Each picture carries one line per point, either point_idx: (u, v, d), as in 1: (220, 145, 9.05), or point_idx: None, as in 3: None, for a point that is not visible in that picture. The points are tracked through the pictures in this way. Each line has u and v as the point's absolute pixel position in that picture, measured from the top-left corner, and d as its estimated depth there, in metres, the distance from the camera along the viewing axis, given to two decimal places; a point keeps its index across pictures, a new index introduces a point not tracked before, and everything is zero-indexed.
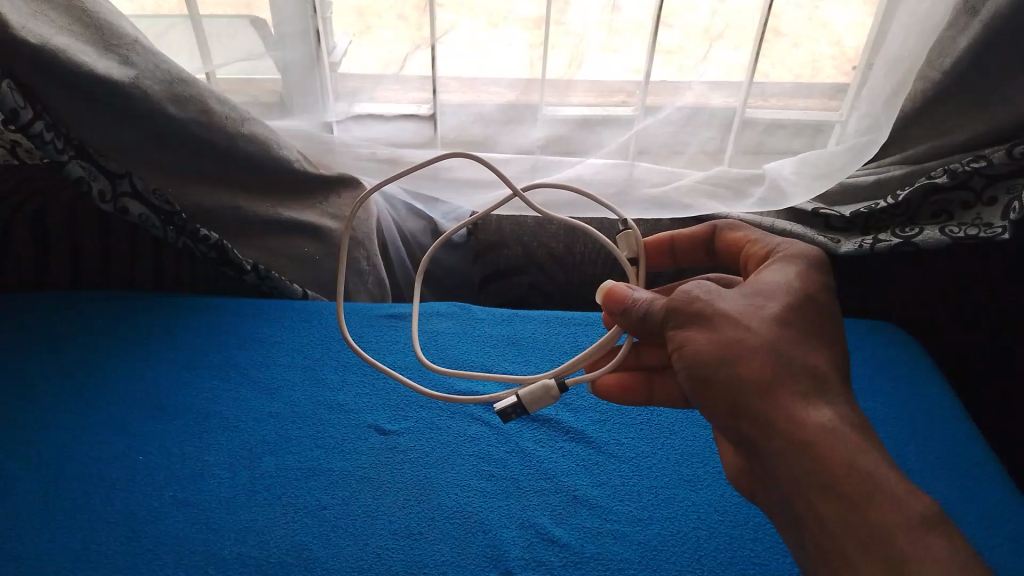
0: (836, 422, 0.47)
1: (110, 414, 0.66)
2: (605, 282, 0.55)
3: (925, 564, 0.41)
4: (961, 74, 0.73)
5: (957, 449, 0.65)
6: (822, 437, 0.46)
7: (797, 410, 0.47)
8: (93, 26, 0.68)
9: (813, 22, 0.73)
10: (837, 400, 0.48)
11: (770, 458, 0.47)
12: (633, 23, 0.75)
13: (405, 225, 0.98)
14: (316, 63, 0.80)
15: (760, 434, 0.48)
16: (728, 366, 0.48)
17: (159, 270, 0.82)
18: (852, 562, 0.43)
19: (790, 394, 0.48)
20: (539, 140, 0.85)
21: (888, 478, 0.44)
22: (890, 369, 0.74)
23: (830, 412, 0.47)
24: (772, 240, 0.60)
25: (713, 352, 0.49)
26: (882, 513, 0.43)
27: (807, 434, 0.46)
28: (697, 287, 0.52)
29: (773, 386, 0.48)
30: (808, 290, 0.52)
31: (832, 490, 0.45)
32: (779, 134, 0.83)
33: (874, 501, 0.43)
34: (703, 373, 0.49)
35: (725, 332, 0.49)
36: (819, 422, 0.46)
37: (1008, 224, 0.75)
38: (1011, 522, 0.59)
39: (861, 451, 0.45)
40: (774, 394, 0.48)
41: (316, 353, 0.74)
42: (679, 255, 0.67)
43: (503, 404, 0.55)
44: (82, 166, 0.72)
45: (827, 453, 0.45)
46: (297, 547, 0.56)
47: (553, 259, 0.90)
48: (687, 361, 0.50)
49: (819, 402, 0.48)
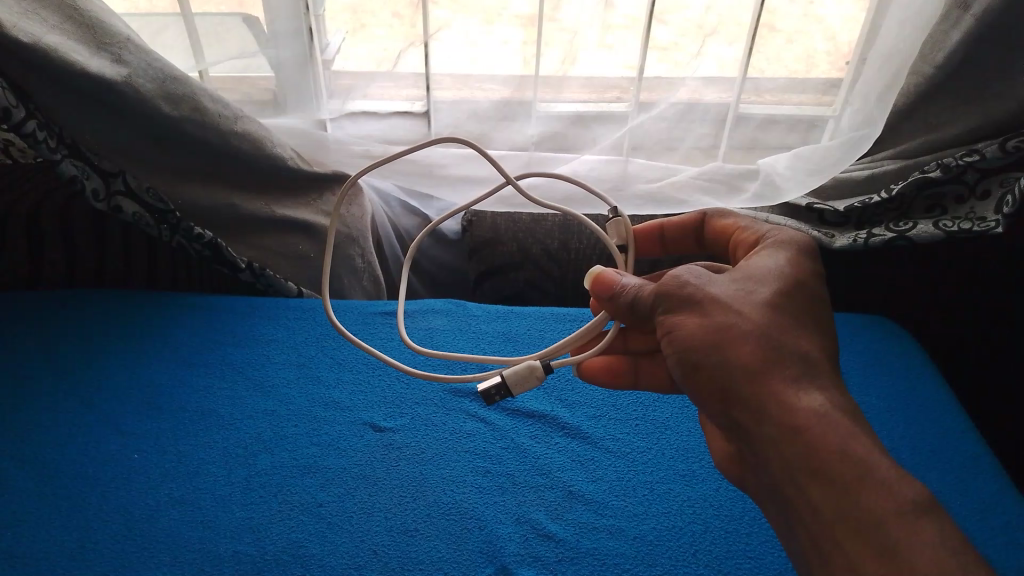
0: (827, 408, 0.46)
1: (105, 414, 0.66)
2: (596, 268, 0.56)
3: (915, 550, 0.41)
4: (952, 68, 0.74)
5: (953, 443, 0.66)
6: (813, 421, 0.46)
7: (789, 395, 0.47)
8: (84, 24, 0.68)
9: (807, 18, 0.74)
10: (828, 386, 0.48)
11: (763, 447, 0.48)
12: (628, 20, 0.75)
13: (399, 222, 0.98)
14: (309, 61, 0.80)
15: (752, 420, 0.48)
16: (719, 353, 0.49)
17: (153, 268, 0.82)
18: (844, 549, 0.43)
19: (782, 379, 0.48)
20: (534, 137, 0.85)
21: (878, 462, 0.44)
22: (884, 362, 0.75)
23: (821, 397, 0.47)
24: (762, 227, 0.60)
25: (705, 336, 0.49)
26: (874, 497, 0.43)
27: (797, 419, 0.46)
28: (688, 273, 0.52)
29: (763, 373, 0.48)
30: (800, 277, 0.52)
31: (824, 475, 0.45)
32: (774, 130, 0.83)
33: (865, 485, 0.43)
34: (694, 359, 0.50)
35: (714, 317, 0.49)
36: (811, 407, 0.46)
37: (1002, 219, 0.75)
38: (1007, 514, 0.59)
39: (852, 435, 0.45)
40: (765, 379, 0.48)
41: (311, 351, 0.74)
42: (669, 245, 0.68)
43: (487, 386, 0.55)
44: (75, 164, 0.71)
45: (817, 438, 0.45)
46: (293, 545, 0.56)
47: (547, 256, 0.90)
48: (678, 348, 0.50)
49: (811, 387, 0.48)
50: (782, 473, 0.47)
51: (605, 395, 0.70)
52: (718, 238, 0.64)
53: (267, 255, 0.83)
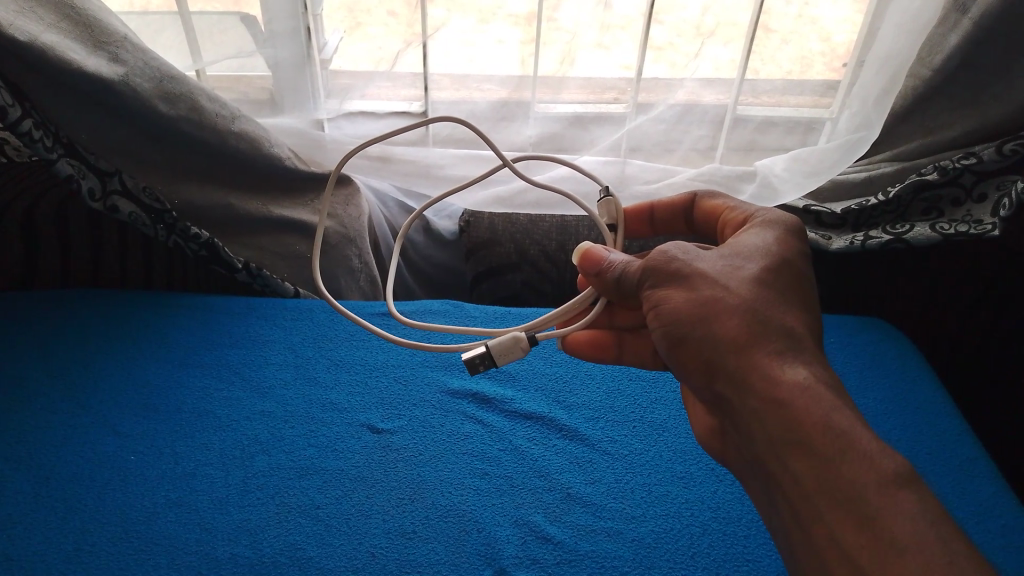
0: (811, 381, 0.47)
1: (101, 416, 0.66)
2: (584, 242, 0.55)
3: (898, 525, 0.41)
4: (950, 71, 0.74)
5: (949, 445, 0.66)
6: (797, 395, 0.46)
7: (772, 368, 0.47)
8: (81, 22, 0.67)
9: (802, 19, 0.74)
10: (812, 360, 0.48)
11: (750, 426, 0.48)
12: (624, 20, 0.75)
13: (396, 221, 0.98)
14: (305, 61, 0.80)
15: (737, 394, 0.48)
16: (705, 325, 0.49)
17: (150, 268, 0.82)
18: (826, 522, 0.43)
19: (766, 353, 0.48)
20: (532, 138, 0.86)
21: (861, 435, 0.44)
22: (881, 364, 0.75)
23: (805, 371, 0.47)
24: (751, 207, 0.60)
25: (690, 309, 0.49)
26: (857, 469, 0.43)
27: (781, 392, 0.46)
28: (674, 248, 0.53)
29: (749, 346, 0.48)
30: (787, 254, 0.52)
31: (805, 446, 0.45)
32: (772, 132, 0.84)
33: (846, 458, 0.43)
34: (680, 332, 0.50)
35: (702, 291, 0.50)
36: (795, 381, 0.46)
37: (999, 221, 0.75)
38: (1002, 516, 0.59)
39: (836, 408, 0.45)
40: (750, 352, 0.48)
41: (308, 352, 0.74)
42: (658, 224, 0.68)
43: (471, 354, 0.55)
44: (70, 164, 0.70)
45: (802, 411, 0.45)
46: (291, 547, 0.55)
47: (544, 257, 0.90)
48: (664, 321, 0.50)
49: (796, 361, 0.48)
50: (765, 445, 0.47)
51: (603, 396, 0.70)
52: (707, 220, 0.64)
53: (263, 255, 0.83)
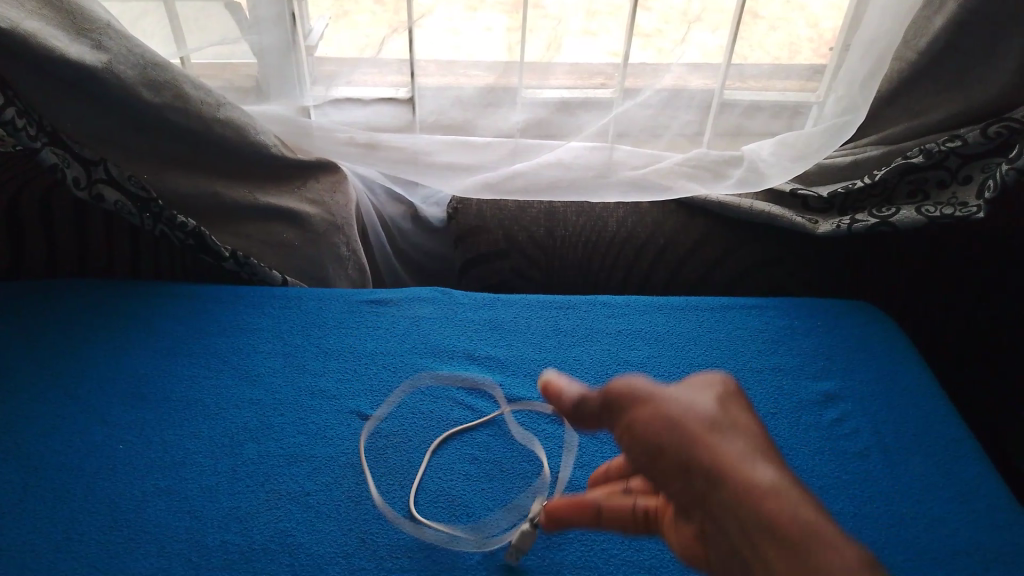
0: (779, 479, 0.38)
1: (90, 405, 0.65)
2: (544, 374, 0.51)
3: None
4: (934, 54, 0.76)
5: (934, 426, 0.66)
6: (759, 487, 0.38)
7: (729, 454, 0.40)
8: (63, 9, 0.68)
9: (790, 5, 0.76)
10: (778, 458, 0.40)
11: (722, 523, 0.39)
12: (611, 7, 0.76)
13: (385, 210, 0.98)
14: (291, 47, 0.80)
15: (698, 485, 0.40)
16: (668, 429, 0.42)
17: (137, 256, 0.81)
18: None
19: (726, 445, 0.40)
20: (519, 124, 0.85)
21: (828, 523, 0.36)
22: (866, 347, 0.75)
23: (769, 466, 0.39)
24: None
25: (656, 421, 0.42)
26: (827, 559, 0.35)
27: (741, 477, 0.38)
28: None
29: (708, 436, 0.41)
30: None
31: (769, 533, 0.36)
32: (757, 117, 0.84)
33: (812, 543, 0.35)
34: (648, 447, 0.42)
35: (664, 397, 0.43)
36: (758, 473, 0.38)
37: (983, 203, 0.75)
38: (986, 495, 0.60)
39: (801, 500, 0.37)
40: (706, 445, 0.40)
41: (296, 340, 0.74)
42: None
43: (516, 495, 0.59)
44: (54, 152, 0.70)
45: (765, 496, 0.37)
46: (281, 534, 0.56)
47: (532, 243, 0.89)
48: (635, 439, 0.43)
49: (759, 454, 0.40)
50: (739, 542, 0.38)
51: (591, 381, 0.71)
52: None
53: (250, 242, 0.82)
